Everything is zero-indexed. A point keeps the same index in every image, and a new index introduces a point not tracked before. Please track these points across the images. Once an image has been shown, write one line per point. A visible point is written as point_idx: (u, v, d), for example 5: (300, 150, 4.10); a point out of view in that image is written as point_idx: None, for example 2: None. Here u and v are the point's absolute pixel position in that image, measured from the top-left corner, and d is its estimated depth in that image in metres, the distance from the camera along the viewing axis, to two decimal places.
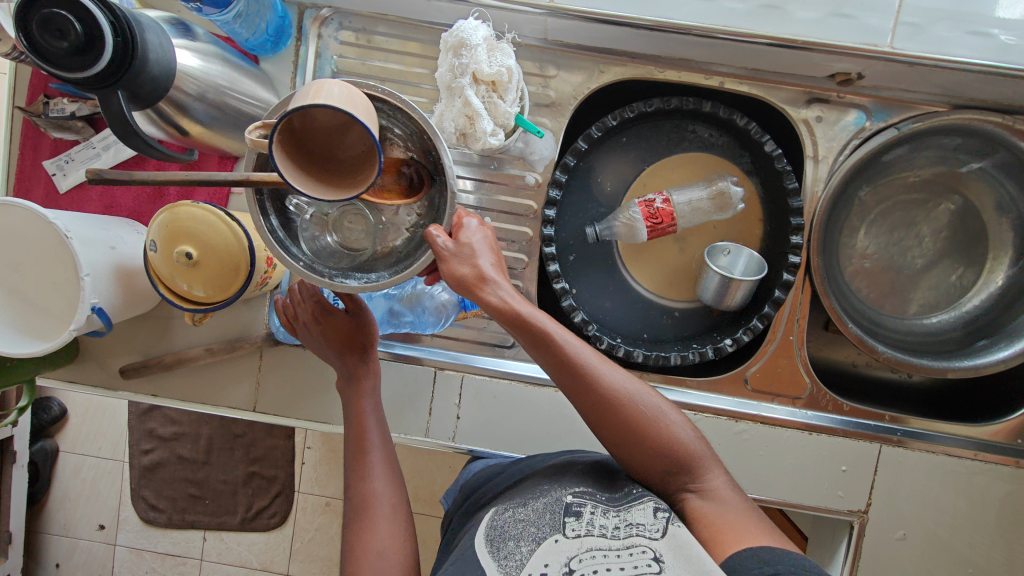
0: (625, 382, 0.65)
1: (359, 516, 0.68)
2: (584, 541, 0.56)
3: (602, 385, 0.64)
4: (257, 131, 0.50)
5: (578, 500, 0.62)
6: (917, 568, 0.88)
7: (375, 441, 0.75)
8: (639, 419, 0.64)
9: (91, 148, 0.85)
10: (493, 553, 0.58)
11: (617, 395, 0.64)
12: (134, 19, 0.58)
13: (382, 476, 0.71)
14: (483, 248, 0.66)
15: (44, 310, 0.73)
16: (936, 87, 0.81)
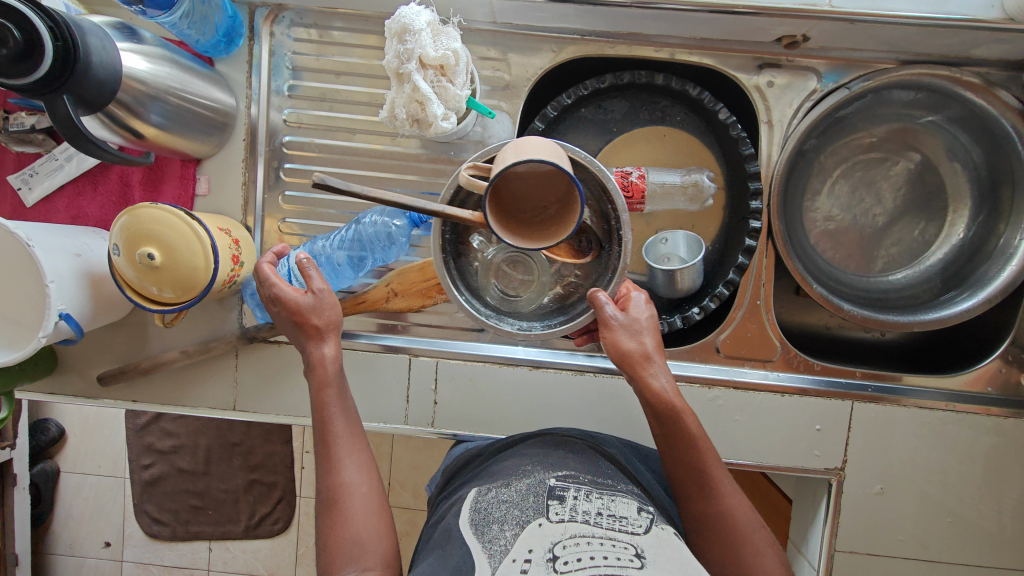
0: (740, 507, 0.68)
1: (329, 508, 0.64)
2: (568, 526, 0.57)
3: (715, 484, 0.68)
4: (471, 171, 0.63)
5: (560, 485, 0.63)
6: (897, 521, 0.90)
7: (346, 428, 0.69)
8: (734, 536, 0.66)
9: (54, 160, 0.86)
10: (478, 535, 0.59)
11: (729, 510, 0.67)
12: (75, 24, 0.59)
13: (356, 466, 0.66)
14: (639, 327, 0.69)
15: (14, 320, 0.74)
16: (881, 44, 0.82)
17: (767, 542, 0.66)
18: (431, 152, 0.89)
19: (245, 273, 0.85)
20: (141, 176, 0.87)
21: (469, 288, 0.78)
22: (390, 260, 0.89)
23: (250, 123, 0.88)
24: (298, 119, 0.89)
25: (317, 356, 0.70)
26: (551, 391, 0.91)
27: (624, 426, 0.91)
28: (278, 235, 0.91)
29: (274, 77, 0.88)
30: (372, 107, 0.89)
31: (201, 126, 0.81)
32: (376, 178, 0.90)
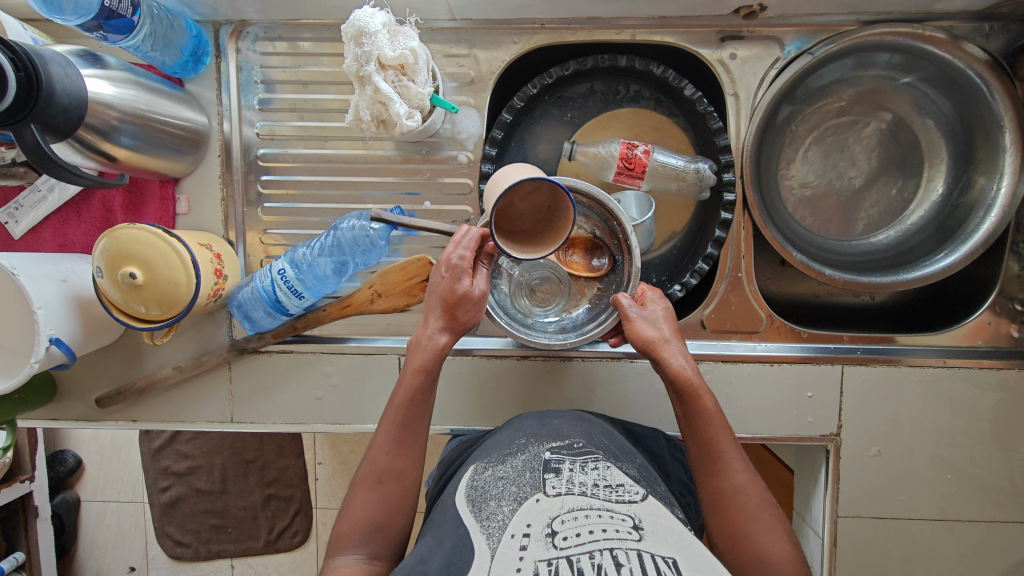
0: (749, 485, 0.64)
1: (366, 485, 0.69)
2: (565, 500, 0.56)
3: (727, 459, 0.65)
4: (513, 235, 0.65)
5: (556, 459, 0.63)
6: (898, 482, 0.89)
7: (417, 421, 0.72)
8: (743, 514, 0.62)
9: (37, 192, 0.88)
10: (474, 513, 0.58)
11: (736, 483, 0.64)
12: (36, 53, 0.61)
13: (409, 459, 0.71)
14: (656, 319, 0.72)
15: (8, 350, 0.76)
16: (840, 6, 0.81)
17: (779, 527, 0.62)
18: (405, 152, 0.90)
19: (229, 286, 0.86)
20: (123, 200, 0.89)
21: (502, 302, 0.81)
22: (372, 262, 0.88)
23: (224, 139, 0.90)
24: (270, 131, 0.91)
25: (429, 342, 0.72)
26: (542, 379, 0.92)
27: (616, 409, 0.91)
28: (261, 246, 0.92)
29: (245, 92, 0.90)
30: (343, 113, 0.90)
31: (173, 145, 0.83)
32: (352, 182, 0.91)
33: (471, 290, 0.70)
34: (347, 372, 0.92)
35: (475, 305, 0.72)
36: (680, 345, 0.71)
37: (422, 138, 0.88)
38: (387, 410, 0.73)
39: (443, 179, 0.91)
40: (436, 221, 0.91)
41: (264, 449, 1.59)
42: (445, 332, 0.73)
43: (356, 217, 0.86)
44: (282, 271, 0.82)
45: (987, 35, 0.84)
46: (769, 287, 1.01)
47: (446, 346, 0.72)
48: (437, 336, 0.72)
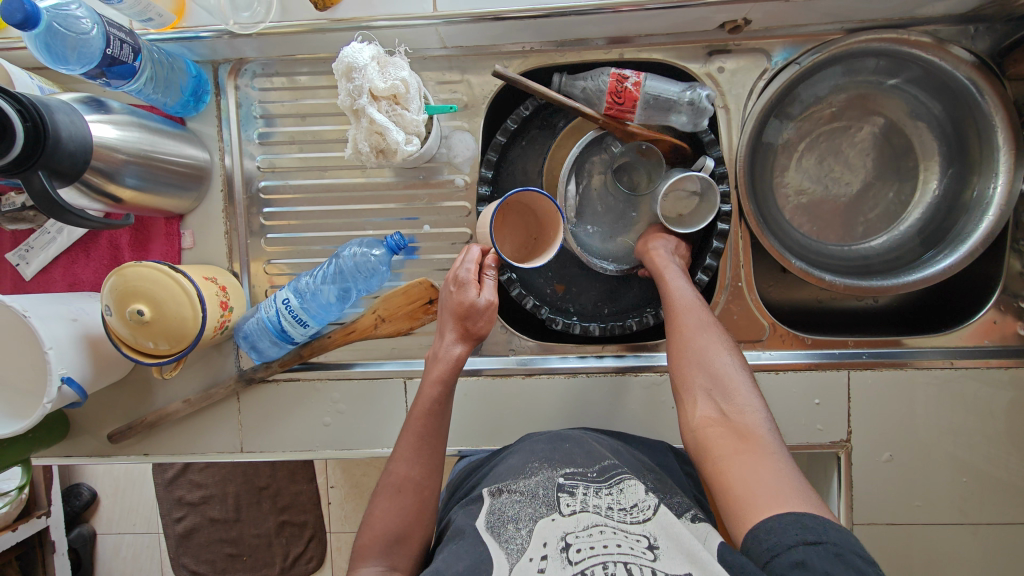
0: (698, 312, 0.76)
1: (387, 496, 0.70)
2: (580, 518, 0.63)
3: (682, 293, 0.78)
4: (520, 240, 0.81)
5: (570, 482, 0.68)
6: (913, 486, 0.88)
7: (436, 435, 0.74)
8: (699, 335, 0.73)
9: (47, 234, 0.90)
10: (495, 535, 0.63)
11: (686, 309, 0.76)
12: (41, 103, 0.63)
13: (427, 470, 0.72)
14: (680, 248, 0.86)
15: (22, 390, 0.78)
16: (824, 16, 0.82)
17: (726, 345, 0.73)
18: (403, 178, 0.92)
19: (235, 317, 0.87)
20: (129, 238, 0.91)
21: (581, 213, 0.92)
22: (375, 287, 0.89)
23: (226, 174, 0.92)
24: (271, 164, 0.92)
25: (444, 353, 0.74)
26: (549, 396, 0.91)
27: (625, 423, 0.91)
28: (265, 276, 0.94)
29: (245, 127, 0.92)
30: (341, 144, 0.92)
31: (176, 183, 0.85)
32: (352, 210, 0.92)
33: (477, 300, 0.72)
34: (354, 398, 0.92)
35: (485, 315, 0.74)
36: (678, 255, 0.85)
37: (419, 165, 0.89)
38: (406, 424, 0.74)
39: (440, 203, 0.92)
40: (436, 244, 0.93)
41: (277, 476, 1.60)
42: (459, 342, 0.75)
43: (358, 244, 0.88)
44: (286, 300, 0.83)
45: (972, 36, 0.85)
46: (771, 294, 1.01)
47: (461, 356, 0.75)
48: (452, 347, 0.75)
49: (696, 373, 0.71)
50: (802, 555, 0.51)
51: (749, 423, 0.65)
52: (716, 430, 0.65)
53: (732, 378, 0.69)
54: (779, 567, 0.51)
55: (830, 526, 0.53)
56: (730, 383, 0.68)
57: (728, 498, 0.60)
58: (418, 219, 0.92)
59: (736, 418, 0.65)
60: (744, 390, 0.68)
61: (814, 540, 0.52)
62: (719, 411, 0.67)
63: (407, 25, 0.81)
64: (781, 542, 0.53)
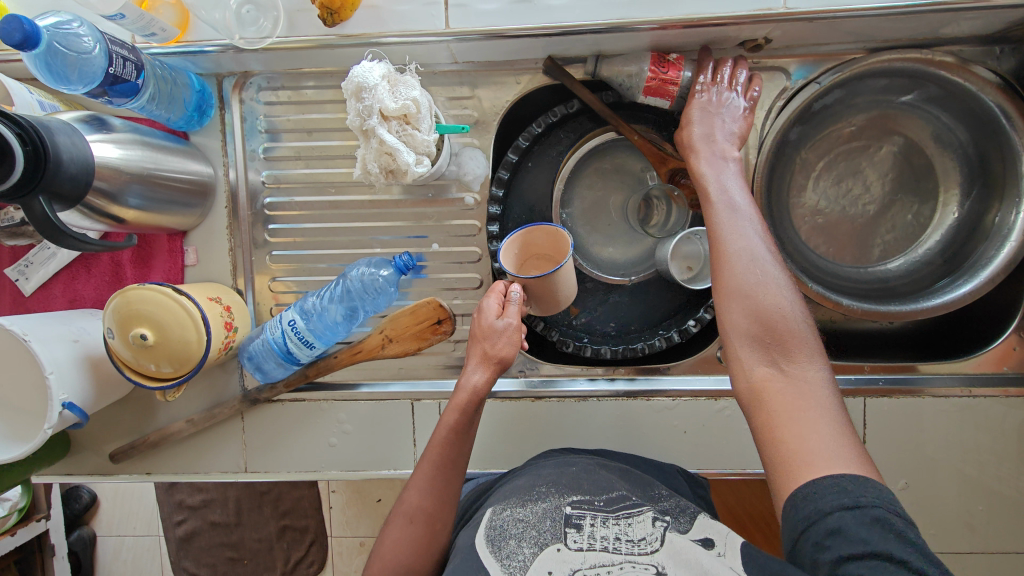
0: (760, 250, 0.64)
1: (399, 524, 0.69)
2: (587, 556, 0.61)
3: (740, 221, 0.66)
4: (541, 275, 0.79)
5: (577, 513, 0.66)
6: (929, 513, 0.87)
7: (453, 466, 0.71)
8: (750, 273, 0.63)
9: (47, 249, 0.88)
10: (495, 554, 0.63)
11: (747, 249, 0.64)
12: (42, 125, 0.61)
13: (439, 499, 0.70)
14: (731, 113, 0.75)
15: (22, 413, 0.76)
16: (847, 35, 0.80)
17: (789, 289, 0.63)
18: (411, 194, 0.89)
19: (240, 338, 0.86)
20: (131, 255, 0.89)
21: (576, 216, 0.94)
22: (383, 308, 0.87)
23: (231, 189, 0.90)
24: (276, 179, 0.90)
25: (465, 381, 0.72)
26: (559, 418, 0.90)
27: (634, 448, 0.89)
28: (270, 294, 0.92)
29: (250, 140, 0.90)
30: (349, 159, 0.90)
31: (180, 199, 0.82)
32: (360, 228, 0.90)
33: (494, 321, 0.71)
34: (361, 419, 0.91)
35: (506, 338, 0.71)
36: (730, 136, 0.74)
37: (429, 182, 0.87)
38: (423, 454, 0.72)
39: (449, 221, 0.90)
40: (444, 263, 0.91)
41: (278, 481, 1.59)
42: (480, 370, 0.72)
43: (364, 264, 0.86)
44: (292, 322, 0.81)
45: (998, 57, 0.83)
46: None
47: (480, 385, 0.72)
48: (473, 375, 0.72)
49: (756, 327, 0.61)
50: (839, 522, 0.49)
51: (818, 394, 0.57)
52: (768, 387, 0.59)
53: (787, 322, 0.61)
54: (815, 538, 0.50)
55: (874, 489, 0.51)
56: (792, 341, 0.60)
57: (781, 439, 0.55)
58: (427, 236, 0.90)
59: (802, 383, 0.58)
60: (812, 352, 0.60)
61: (854, 505, 0.50)
62: (781, 372, 0.59)
63: (418, 42, 0.79)
64: (821, 506, 0.51)
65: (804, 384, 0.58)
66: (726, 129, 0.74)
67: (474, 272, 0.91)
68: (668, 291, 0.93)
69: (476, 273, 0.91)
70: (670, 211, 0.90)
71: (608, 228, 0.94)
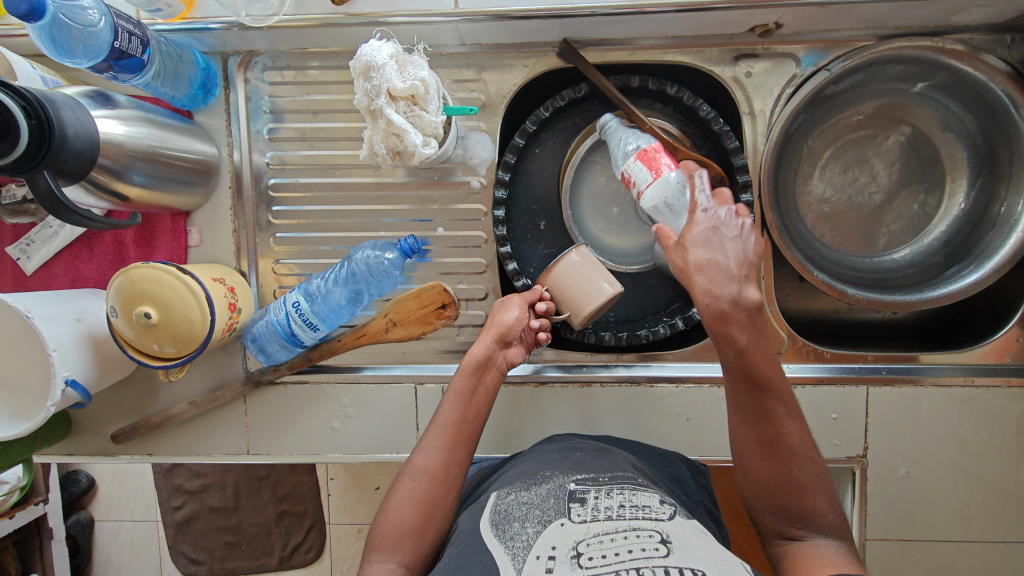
0: (795, 441, 0.62)
1: (403, 485, 0.68)
2: (591, 525, 0.60)
3: (784, 413, 0.62)
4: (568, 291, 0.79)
5: (580, 489, 0.67)
6: (927, 501, 0.87)
7: (464, 433, 0.71)
8: (784, 471, 0.61)
9: (49, 228, 0.88)
10: (499, 535, 0.62)
11: (784, 437, 0.62)
12: (47, 98, 0.61)
13: (446, 461, 0.69)
14: (741, 236, 0.63)
15: (24, 392, 0.76)
16: (858, 22, 0.80)
17: (820, 475, 0.62)
18: (416, 176, 0.89)
19: (243, 319, 0.85)
20: (134, 234, 0.88)
21: (582, 194, 0.92)
22: (387, 291, 0.87)
23: (234, 170, 0.89)
24: (280, 161, 0.90)
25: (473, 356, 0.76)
26: (562, 403, 0.90)
27: (637, 434, 0.89)
28: (274, 276, 0.92)
29: (254, 121, 0.89)
30: (354, 141, 0.89)
31: (184, 179, 0.82)
32: (364, 210, 0.90)
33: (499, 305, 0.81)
34: (364, 402, 0.91)
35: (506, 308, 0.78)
36: (744, 268, 0.61)
37: (434, 165, 0.87)
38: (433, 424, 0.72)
39: (454, 204, 0.89)
40: (449, 247, 0.90)
41: (277, 466, 1.59)
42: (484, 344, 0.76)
43: (369, 247, 0.86)
44: (296, 303, 0.81)
45: (1009, 46, 0.82)
46: (789, 304, 1.00)
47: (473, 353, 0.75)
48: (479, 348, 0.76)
49: (783, 502, 0.61)
50: None
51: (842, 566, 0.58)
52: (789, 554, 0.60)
53: (814, 500, 0.61)
54: None
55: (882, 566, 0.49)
56: (816, 517, 0.60)
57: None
58: (431, 220, 0.90)
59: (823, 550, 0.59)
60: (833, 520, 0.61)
61: None
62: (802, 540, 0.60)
63: (426, 22, 0.78)
64: None
65: (828, 549, 0.59)
66: (734, 254, 0.61)
67: (479, 256, 0.90)
68: (673, 279, 0.93)
69: (481, 257, 0.90)
70: None
71: (614, 212, 0.92)
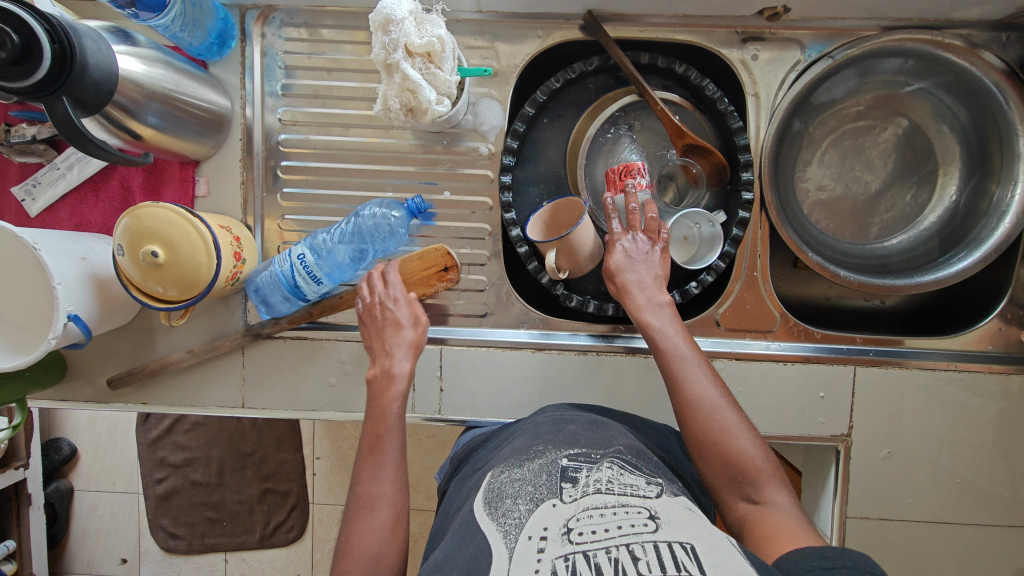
0: (715, 399, 0.67)
1: (363, 516, 0.64)
2: (581, 501, 0.57)
3: (697, 374, 0.69)
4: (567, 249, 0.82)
5: (573, 466, 0.63)
6: (907, 483, 0.90)
7: (396, 448, 0.69)
8: (712, 426, 0.65)
9: (56, 169, 0.88)
10: (491, 514, 0.59)
11: (704, 398, 0.67)
12: (70, 27, 0.61)
13: (391, 481, 0.66)
14: (654, 258, 0.79)
15: (25, 326, 0.76)
16: (862, 11, 0.83)
17: (747, 430, 0.66)
18: (426, 140, 0.90)
19: (247, 270, 0.86)
20: (142, 181, 0.89)
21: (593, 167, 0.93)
22: (392, 250, 0.88)
23: (245, 124, 0.90)
24: (292, 117, 0.91)
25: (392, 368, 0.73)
26: (558, 371, 0.91)
27: (628, 404, 0.91)
28: (278, 232, 0.92)
29: (268, 80, 0.90)
30: (365, 102, 0.90)
31: (197, 127, 0.83)
32: (372, 171, 0.91)
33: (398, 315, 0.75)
34: (362, 361, 0.91)
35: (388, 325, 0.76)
36: (657, 281, 0.78)
37: (445, 129, 0.88)
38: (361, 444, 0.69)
39: (462, 170, 0.91)
40: (454, 212, 0.92)
41: (262, 442, 1.58)
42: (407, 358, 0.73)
43: (376, 205, 0.88)
44: (301, 256, 0.80)
45: (1004, 45, 0.86)
46: (782, 288, 1.02)
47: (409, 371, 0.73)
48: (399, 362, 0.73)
49: (723, 463, 0.64)
50: None
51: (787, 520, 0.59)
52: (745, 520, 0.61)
53: (749, 454, 0.64)
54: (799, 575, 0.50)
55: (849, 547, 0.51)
56: (755, 471, 0.63)
57: (759, 543, 0.58)
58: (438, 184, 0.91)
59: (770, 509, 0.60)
60: (773, 477, 0.63)
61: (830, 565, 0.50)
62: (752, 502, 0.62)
63: None
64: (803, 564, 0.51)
65: (778, 509, 0.60)
66: (653, 272, 0.78)
67: (483, 222, 0.92)
68: None
69: (485, 224, 0.92)
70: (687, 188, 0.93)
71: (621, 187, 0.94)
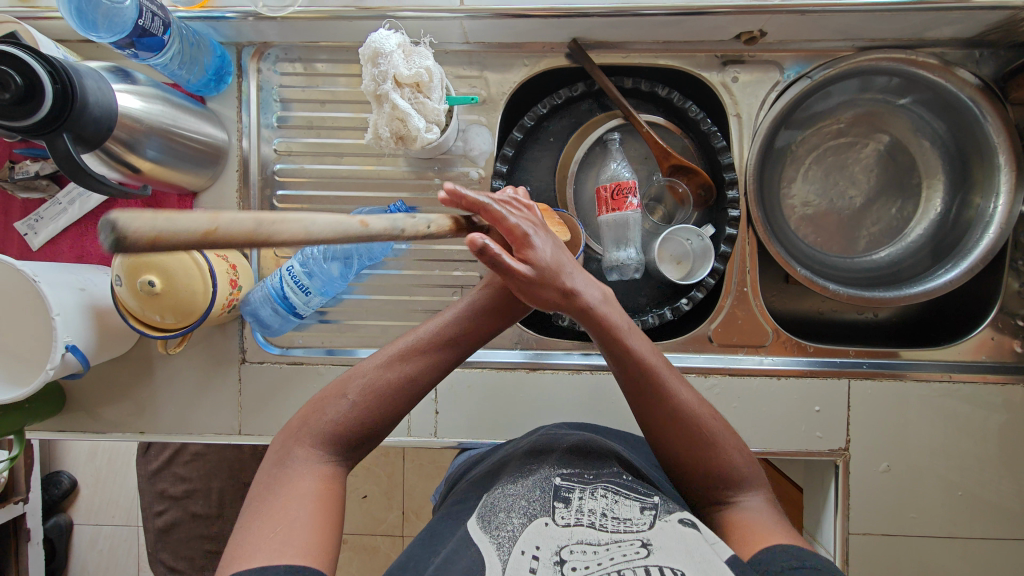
0: (696, 404, 0.65)
1: (369, 391, 0.65)
2: (574, 531, 0.57)
3: (673, 380, 0.65)
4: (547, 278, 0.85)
5: (566, 485, 0.63)
6: (909, 497, 0.89)
7: (437, 349, 0.70)
8: (693, 434, 0.64)
9: (58, 205, 0.90)
10: (485, 528, 0.59)
11: (686, 406, 0.65)
12: (72, 68, 0.64)
13: (418, 378, 0.68)
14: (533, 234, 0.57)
15: (22, 357, 0.77)
16: (837, 33, 0.85)
17: (729, 436, 0.66)
18: (418, 167, 0.92)
19: (244, 294, 0.87)
20: (141, 213, 0.91)
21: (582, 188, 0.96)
22: (378, 256, 0.90)
23: (242, 156, 0.93)
24: (287, 148, 0.93)
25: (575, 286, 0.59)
26: (553, 390, 0.91)
27: (623, 423, 0.91)
28: (275, 259, 0.94)
29: (264, 112, 0.93)
30: (358, 131, 0.93)
31: (194, 160, 0.85)
32: (366, 198, 0.93)
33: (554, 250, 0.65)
34: None
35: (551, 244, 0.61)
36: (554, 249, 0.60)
37: (436, 155, 0.91)
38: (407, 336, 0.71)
39: None
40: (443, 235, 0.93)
41: None
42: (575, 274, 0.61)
43: (361, 213, 0.89)
44: (290, 268, 0.82)
45: (978, 61, 0.88)
46: (774, 303, 1.03)
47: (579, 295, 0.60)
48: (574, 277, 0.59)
49: (707, 473, 0.64)
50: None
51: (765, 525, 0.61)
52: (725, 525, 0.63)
53: (732, 463, 0.65)
54: None
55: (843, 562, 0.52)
56: (736, 478, 0.64)
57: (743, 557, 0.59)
58: (431, 210, 0.93)
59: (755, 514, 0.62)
60: (752, 484, 0.65)
61: (800, 564, 0.54)
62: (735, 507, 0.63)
63: (433, 17, 0.83)
64: (772, 562, 0.54)
65: (757, 514, 0.62)
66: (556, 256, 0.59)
67: None
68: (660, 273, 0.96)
69: None
70: (675, 209, 0.96)
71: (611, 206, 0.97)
